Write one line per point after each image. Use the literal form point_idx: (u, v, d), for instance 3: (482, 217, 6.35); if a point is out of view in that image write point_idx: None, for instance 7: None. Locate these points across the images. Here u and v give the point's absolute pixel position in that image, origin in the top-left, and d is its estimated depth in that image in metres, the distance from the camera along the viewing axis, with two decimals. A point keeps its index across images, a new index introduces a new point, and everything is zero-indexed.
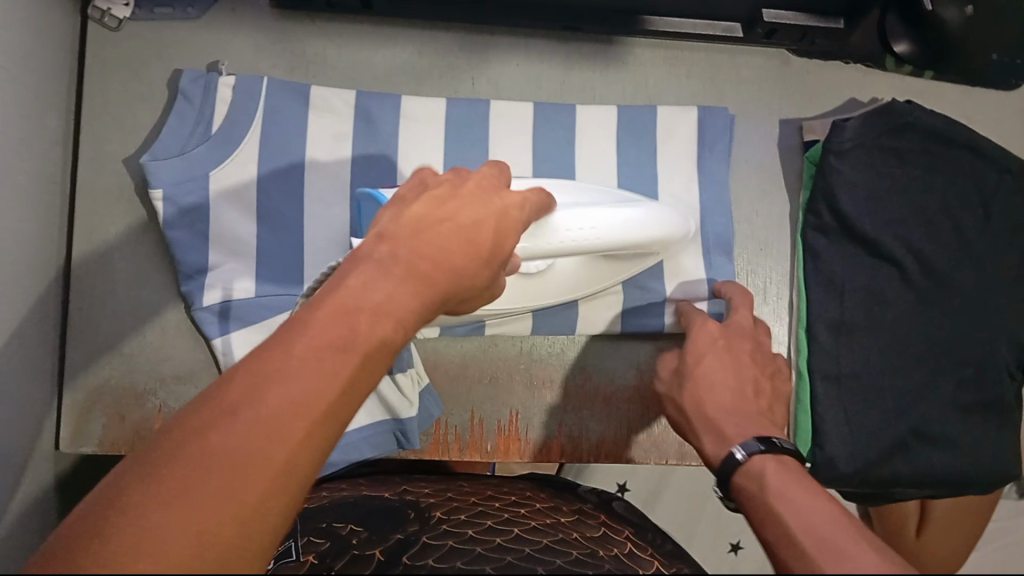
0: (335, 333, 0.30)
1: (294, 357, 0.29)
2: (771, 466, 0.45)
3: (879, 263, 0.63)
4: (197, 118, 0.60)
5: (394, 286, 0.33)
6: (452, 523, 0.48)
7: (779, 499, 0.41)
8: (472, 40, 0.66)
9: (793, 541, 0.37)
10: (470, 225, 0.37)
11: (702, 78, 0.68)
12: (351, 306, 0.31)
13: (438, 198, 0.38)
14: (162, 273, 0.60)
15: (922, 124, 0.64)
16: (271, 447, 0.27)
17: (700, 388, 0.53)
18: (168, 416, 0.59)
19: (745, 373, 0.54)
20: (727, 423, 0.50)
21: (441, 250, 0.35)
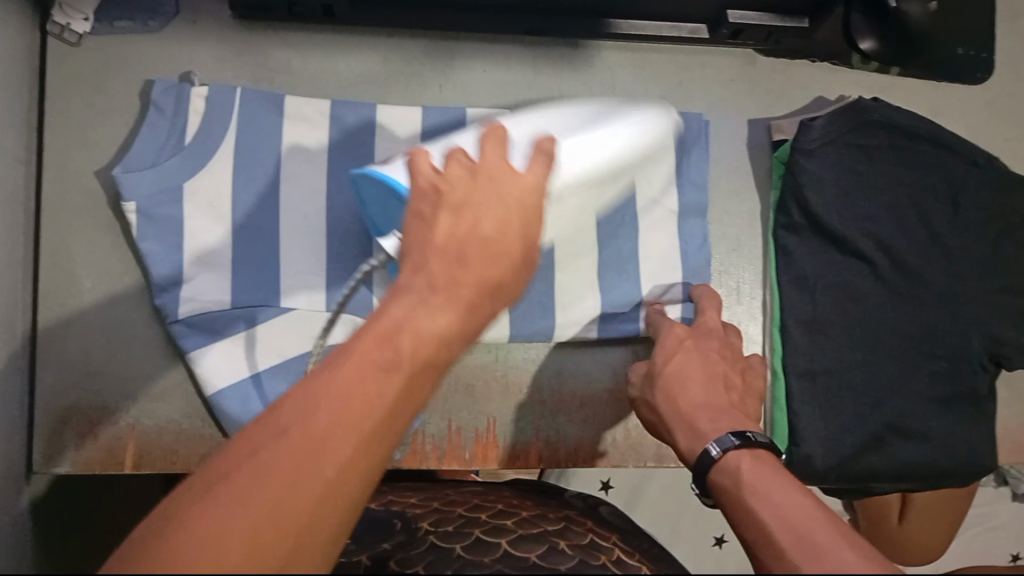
0: (377, 355, 0.32)
1: (345, 376, 0.31)
2: (747, 462, 0.46)
3: (851, 260, 0.64)
4: (169, 130, 0.60)
5: (432, 308, 0.35)
6: (440, 537, 0.47)
7: (757, 497, 0.42)
8: (438, 46, 0.66)
9: (772, 539, 0.39)
10: (495, 240, 0.38)
11: (674, 79, 0.68)
12: (393, 330, 0.33)
13: (456, 208, 0.39)
14: (130, 289, 0.60)
15: (888, 120, 0.65)
16: (315, 475, 0.29)
17: (672, 386, 0.54)
18: (141, 433, 0.58)
19: (716, 369, 0.55)
20: (698, 416, 0.51)
21: (476, 274, 0.37)
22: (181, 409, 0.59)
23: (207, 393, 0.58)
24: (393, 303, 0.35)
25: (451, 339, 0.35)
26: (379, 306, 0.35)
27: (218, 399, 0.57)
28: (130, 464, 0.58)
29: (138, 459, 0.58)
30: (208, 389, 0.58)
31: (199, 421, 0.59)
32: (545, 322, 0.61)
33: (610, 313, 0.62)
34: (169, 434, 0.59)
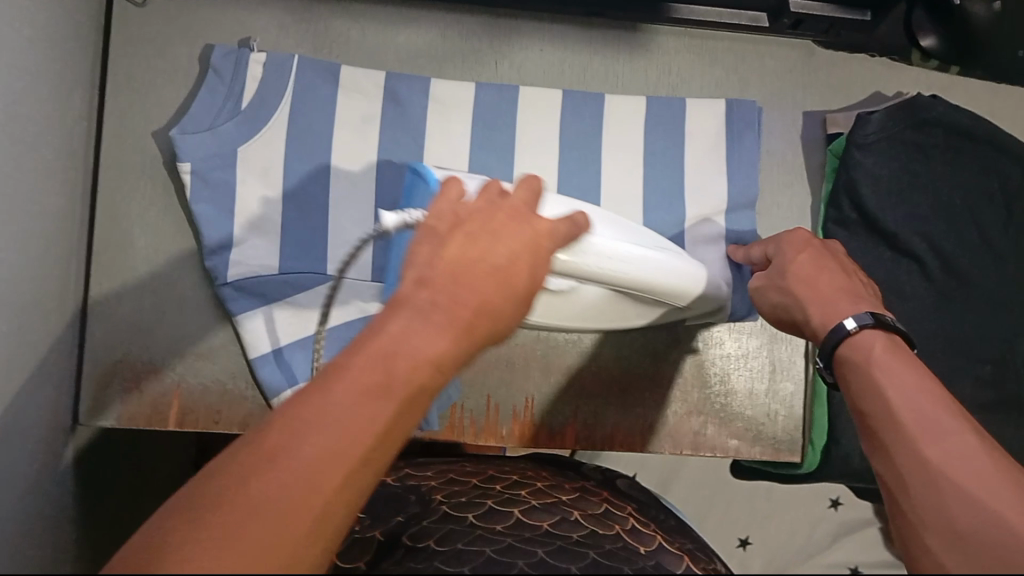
0: (369, 378, 0.28)
1: (332, 405, 0.27)
2: (880, 346, 0.43)
3: (901, 258, 0.64)
4: (227, 93, 0.60)
5: (431, 333, 0.30)
6: (453, 508, 0.47)
7: (880, 374, 0.42)
8: (496, 25, 0.66)
9: (892, 420, 0.39)
10: (503, 276, 0.33)
11: (729, 67, 0.67)
12: (384, 352, 0.29)
13: (472, 234, 0.34)
14: (182, 248, 0.60)
15: (945, 119, 0.63)
16: (289, 519, 0.25)
17: (803, 275, 0.50)
18: (186, 391, 0.59)
19: (844, 268, 0.51)
20: (835, 301, 0.48)
21: (483, 296, 0.32)
22: (226, 369, 0.59)
23: (250, 356, 0.58)
24: (389, 318, 0.30)
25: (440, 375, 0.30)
26: (375, 321, 0.30)
27: (260, 362, 0.58)
28: (174, 421, 0.58)
29: (182, 417, 0.58)
30: (252, 352, 0.58)
31: (242, 382, 0.59)
32: None
33: None
34: (213, 394, 0.59)
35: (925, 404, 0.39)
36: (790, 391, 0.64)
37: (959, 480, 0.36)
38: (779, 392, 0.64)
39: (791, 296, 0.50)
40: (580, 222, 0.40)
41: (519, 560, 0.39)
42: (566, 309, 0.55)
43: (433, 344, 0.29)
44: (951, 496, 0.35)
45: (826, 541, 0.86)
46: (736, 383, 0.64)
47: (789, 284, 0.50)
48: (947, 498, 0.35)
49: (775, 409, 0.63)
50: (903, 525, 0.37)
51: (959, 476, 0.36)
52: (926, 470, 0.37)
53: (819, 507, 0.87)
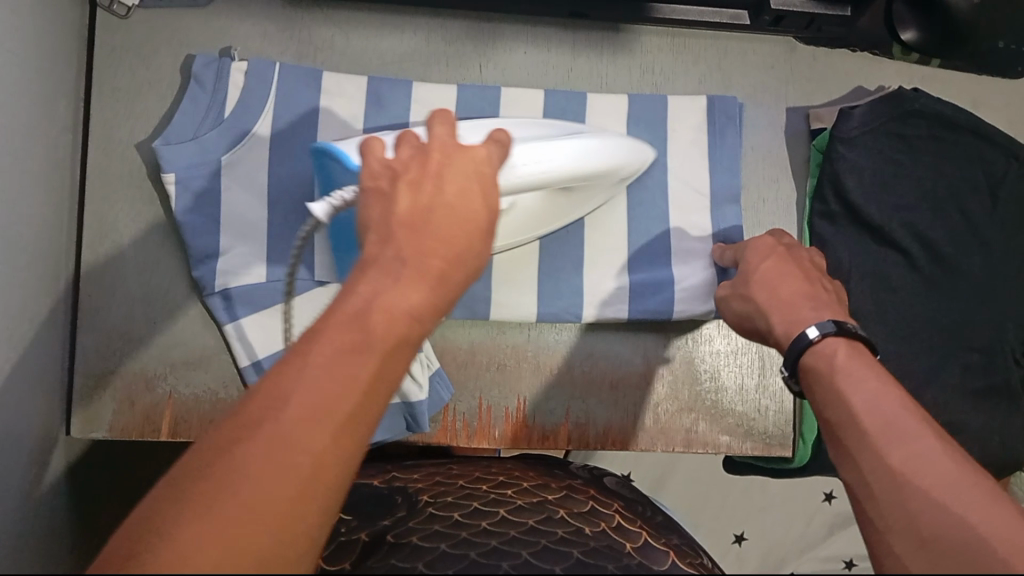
0: (350, 336, 0.31)
1: (320, 359, 0.30)
2: (843, 353, 0.44)
3: (885, 249, 0.64)
4: (210, 102, 0.60)
5: (404, 284, 0.34)
6: (438, 507, 0.48)
7: (841, 380, 0.42)
8: (479, 28, 0.66)
9: (856, 425, 0.40)
10: (461, 214, 0.38)
11: (711, 65, 0.68)
12: (364, 308, 0.32)
13: (414, 182, 0.38)
14: (170, 257, 0.60)
15: (929, 110, 0.65)
16: (305, 451, 0.28)
17: (767, 280, 0.52)
18: (178, 401, 0.59)
19: (809, 272, 0.53)
20: (797, 304, 0.49)
21: (441, 245, 0.36)
22: (218, 378, 0.59)
23: (241, 364, 0.59)
24: (358, 282, 0.34)
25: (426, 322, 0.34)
26: (344, 287, 0.34)
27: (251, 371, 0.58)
28: (166, 431, 0.58)
29: (174, 427, 0.58)
30: (243, 360, 0.59)
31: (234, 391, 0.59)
32: (575, 302, 0.62)
33: (640, 288, 0.62)
34: (205, 402, 0.59)
35: (883, 407, 0.40)
36: (778, 385, 0.64)
37: (913, 475, 0.36)
38: (768, 387, 0.64)
39: (752, 303, 0.52)
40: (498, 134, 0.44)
41: (503, 561, 0.39)
42: (513, 226, 0.56)
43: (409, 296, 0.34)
44: (906, 492, 0.36)
45: (823, 534, 0.87)
46: (725, 379, 0.64)
47: (752, 288, 0.52)
48: (904, 492, 0.36)
49: (766, 404, 0.64)
50: (869, 532, 0.36)
51: (924, 481, 0.36)
52: (890, 477, 0.37)
53: (815, 499, 0.87)
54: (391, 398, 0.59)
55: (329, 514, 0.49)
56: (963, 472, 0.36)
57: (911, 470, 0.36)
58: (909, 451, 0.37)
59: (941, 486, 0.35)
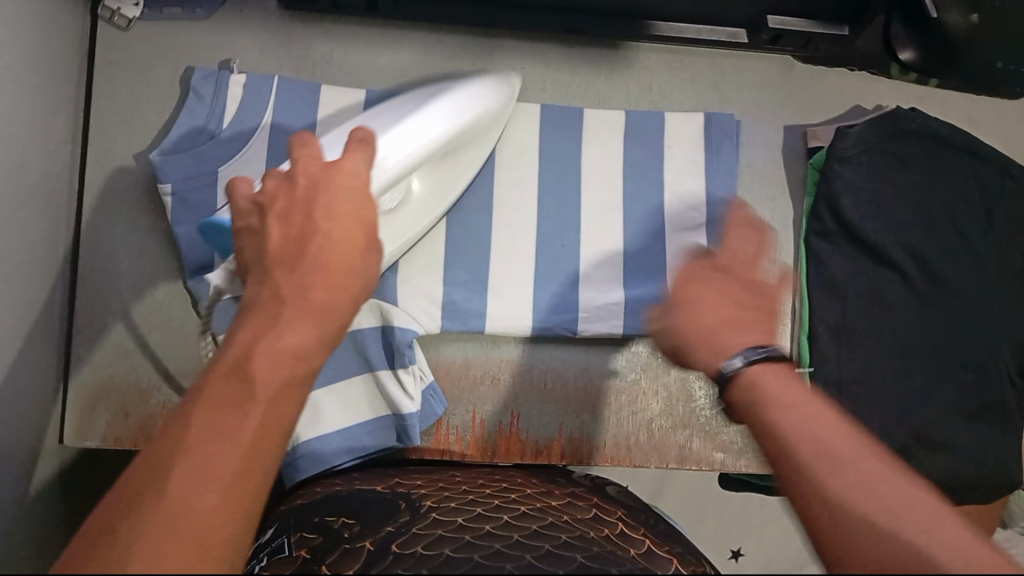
0: (228, 393, 0.31)
1: (200, 423, 0.30)
2: (784, 380, 0.41)
3: (880, 267, 0.64)
4: (207, 115, 0.60)
5: (285, 322, 0.34)
6: (442, 512, 0.48)
7: (781, 408, 0.39)
8: (477, 43, 0.66)
9: (795, 454, 0.36)
10: (341, 241, 0.38)
11: (708, 82, 0.68)
12: (241, 357, 0.33)
13: (284, 212, 0.39)
14: (166, 268, 0.60)
15: (925, 128, 0.65)
16: (192, 513, 0.28)
17: (689, 301, 0.49)
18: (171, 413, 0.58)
19: (739, 288, 0.49)
20: (722, 329, 0.46)
21: (324, 263, 0.36)
22: None
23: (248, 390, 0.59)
24: (238, 326, 0.35)
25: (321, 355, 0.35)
26: (228, 335, 0.34)
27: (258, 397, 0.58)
28: None
29: None
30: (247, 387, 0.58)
31: None
32: (570, 316, 0.62)
33: (634, 305, 0.62)
34: None
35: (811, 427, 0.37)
36: None
37: (863, 503, 0.33)
38: None
39: (676, 328, 0.48)
40: (362, 133, 0.45)
41: (508, 562, 0.39)
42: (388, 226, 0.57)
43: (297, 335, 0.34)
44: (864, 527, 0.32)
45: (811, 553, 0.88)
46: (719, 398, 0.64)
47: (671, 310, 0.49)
48: (851, 525, 0.32)
49: None
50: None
51: (884, 508, 0.32)
52: (844, 511, 0.33)
53: None
54: (384, 408, 0.60)
55: (333, 519, 0.50)
56: (888, 482, 0.33)
57: (867, 497, 0.33)
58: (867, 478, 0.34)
59: (868, 501, 0.33)
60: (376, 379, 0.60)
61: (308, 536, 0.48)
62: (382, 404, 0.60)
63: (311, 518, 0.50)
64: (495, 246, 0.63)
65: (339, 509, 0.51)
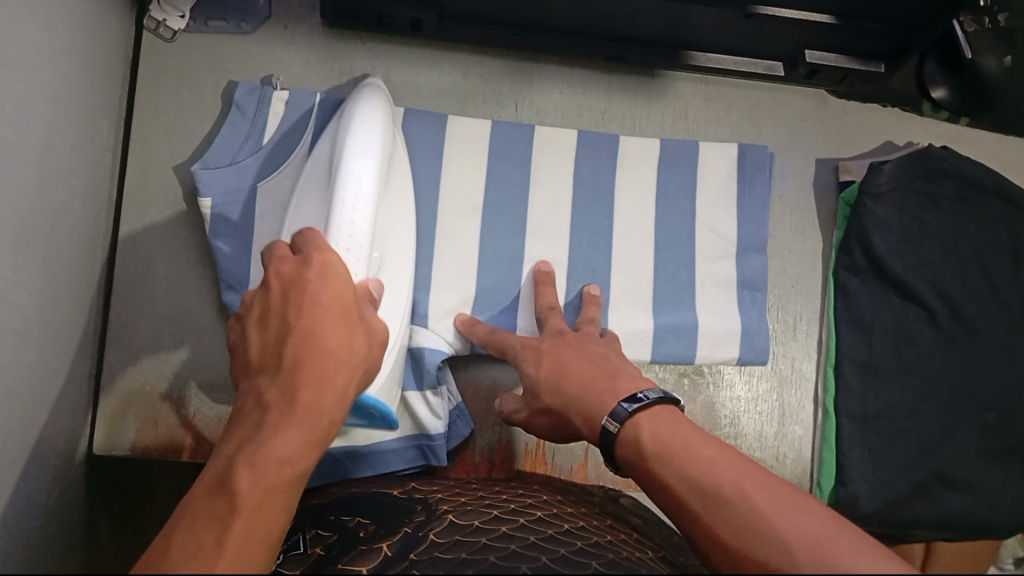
0: (206, 517, 0.34)
1: (179, 543, 0.33)
2: (664, 425, 0.46)
3: (907, 304, 0.65)
4: (249, 130, 0.61)
5: (268, 431, 0.37)
6: (459, 515, 0.48)
7: (685, 465, 0.42)
8: (516, 66, 0.67)
9: (680, 500, 0.41)
10: (321, 338, 0.40)
11: (742, 114, 0.69)
12: (218, 482, 0.36)
13: (264, 317, 0.42)
14: (200, 280, 0.61)
15: (955, 170, 0.65)
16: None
17: (556, 364, 0.54)
18: (201, 422, 0.58)
19: (575, 344, 0.56)
20: (595, 387, 0.51)
21: (304, 373, 0.39)
22: None
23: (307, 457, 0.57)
24: (232, 434, 0.38)
25: (310, 458, 0.38)
26: (221, 445, 0.38)
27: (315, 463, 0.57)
28: (187, 450, 0.58)
29: (195, 446, 0.58)
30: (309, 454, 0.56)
31: None
32: None
33: (664, 332, 0.63)
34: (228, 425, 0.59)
35: (800, 522, 0.37)
36: (798, 434, 0.65)
37: (792, 539, 0.36)
38: (788, 436, 0.65)
39: (559, 395, 0.52)
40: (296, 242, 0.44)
41: (523, 564, 0.40)
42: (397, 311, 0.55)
43: (294, 445, 0.37)
44: (801, 555, 0.35)
45: None
46: (745, 426, 0.65)
47: (542, 364, 0.55)
48: (793, 555, 0.35)
49: (785, 452, 0.65)
50: None
51: (803, 536, 0.36)
52: (763, 529, 0.37)
53: None
54: (410, 429, 0.59)
55: (348, 518, 0.49)
56: (795, 513, 0.38)
57: (786, 525, 0.37)
58: (763, 494, 0.40)
59: (797, 540, 0.36)
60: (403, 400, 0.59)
61: (323, 534, 0.47)
62: (407, 424, 0.59)
63: (326, 516, 0.50)
64: (528, 270, 0.63)
65: (354, 510, 0.50)
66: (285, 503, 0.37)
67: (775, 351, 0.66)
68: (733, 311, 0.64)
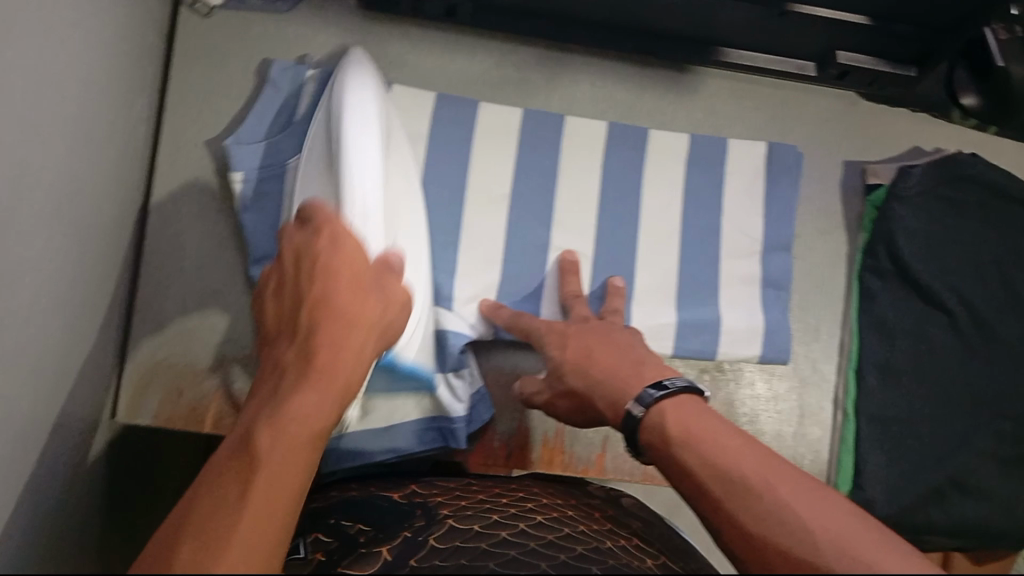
0: (238, 463, 0.36)
1: (216, 485, 0.35)
2: (691, 414, 0.45)
3: (929, 309, 0.64)
4: (282, 107, 0.62)
5: (291, 387, 0.39)
6: (458, 521, 0.48)
7: (711, 451, 0.42)
8: (548, 56, 0.67)
9: (702, 487, 0.41)
10: (338, 302, 0.42)
11: (771, 114, 0.69)
12: (248, 430, 0.38)
13: (285, 288, 0.44)
14: (228, 255, 0.61)
15: (981, 177, 0.65)
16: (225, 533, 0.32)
17: (582, 351, 0.54)
18: (225, 396, 0.58)
19: (603, 332, 0.56)
20: (621, 373, 0.51)
21: (323, 334, 0.41)
22: None
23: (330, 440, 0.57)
24: (256, 397, 0.40)
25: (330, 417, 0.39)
26: (251, 403, 0.40)
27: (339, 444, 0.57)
28: (209, 423, 0.57)
29: (218, 419, 0.58)
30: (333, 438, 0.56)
31: None
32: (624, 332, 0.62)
33: (686, 327, 0.63)
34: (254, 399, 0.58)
35: (828, 517, 0.37)
36: (817, 435, 0.65)
37: (820, 533, 0.36)
38: (807, 436, 0.65)
39: (585, 381, 0.53)
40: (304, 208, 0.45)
41: (521, 571, 0.40)
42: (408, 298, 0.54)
43: (314, 405, 0.38)
44: (829, 554, 0.35)
45: None
46: (764, 425, 0.64)
47: (568, 348, 0.55)
48: (821, 552, 0.35)
49: (802, 453, 0.64)
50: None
51: (831, 532, 0.36)
52: (789, 521, 0.37)
53: None
54: (429, 410, 0.58)
55: (348, 525, 0.49)
56: (823, 506, 0.38)
57: (815, 518, 0.37)
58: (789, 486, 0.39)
59: (824, 535, 0.36)
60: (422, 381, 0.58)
61: (324, 540, 0.47)
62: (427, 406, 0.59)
63: (325, 521, 0.50)
64: (552, 258, 0.63)
65: (355, 514, 0.50)
66: (312, 451, 0.38)
67: (797, 351, 0.66)
68: (757, 309, 0.64)
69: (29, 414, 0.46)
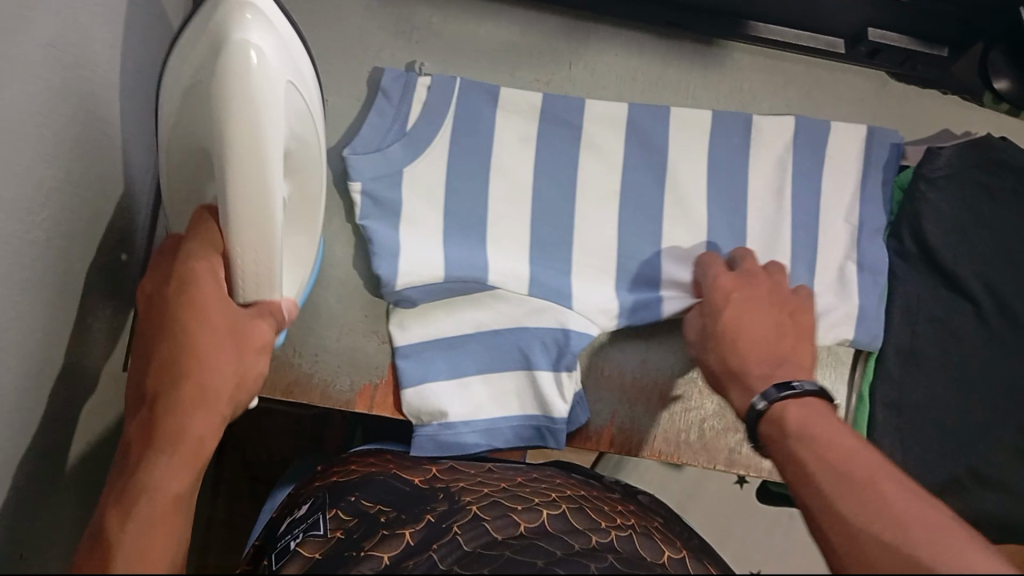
0: (128, 492, 0.36)
1: (114, 519, 0.35)
2: (804, 410, 0.45)
3: (955, 297, 0.63)
4: (395, 114, 0.61)
5: (177, 407, 0.39)
6: (484, 507, 0.48)
7: (825, 442, 0.41)
8: (576, 25, 0.67)
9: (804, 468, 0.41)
10: (211, 322, 0.42)
11: (796, 90, 0.68)
12: (137, 458, 0.37)
13: (157, 297, 0.43)
14: None
15: (1014, 162, 0.62)
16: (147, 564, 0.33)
17: (728, 338, 0.53)
18: (300, 368, 0.60)
19: (768, 318, 0.54)
20: (755, 370, 0.50)
21: (196, 350, 0.40)
22: (345, 357, 0.60)
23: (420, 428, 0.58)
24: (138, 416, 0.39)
25: (188, 481, 0.37)
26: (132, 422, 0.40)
27: (424, 437, 0.58)
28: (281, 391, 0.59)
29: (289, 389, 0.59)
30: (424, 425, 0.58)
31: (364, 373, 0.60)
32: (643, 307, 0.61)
33: None
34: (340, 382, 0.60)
35: (917, 508, 0.36)
36: None
37: (909, 519, 0.36)
38: None
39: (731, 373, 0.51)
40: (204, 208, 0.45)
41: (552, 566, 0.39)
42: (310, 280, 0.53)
43: (166, 471, 0.36)
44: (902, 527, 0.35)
45: None
46: None
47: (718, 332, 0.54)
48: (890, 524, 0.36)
49: None
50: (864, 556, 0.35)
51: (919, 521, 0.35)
52: (882, 503, 0.37)
53: None
54: (534, 408, 0.60)
55: (368, 504, 0.49)
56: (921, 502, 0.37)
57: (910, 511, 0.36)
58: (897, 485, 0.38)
59: (905, 519, 0.36)
60: (531, 378, 0.59)
61: (343, 517, 0.48)
62: (533, 404, 0.60)
63: (346, 497, 0.49)
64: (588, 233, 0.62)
65: (378, 494, 0.50)
66: (170, 534, 0.35)
67: None
68: (849, 292, 0.63)
69: (38, 354, 0.47)
